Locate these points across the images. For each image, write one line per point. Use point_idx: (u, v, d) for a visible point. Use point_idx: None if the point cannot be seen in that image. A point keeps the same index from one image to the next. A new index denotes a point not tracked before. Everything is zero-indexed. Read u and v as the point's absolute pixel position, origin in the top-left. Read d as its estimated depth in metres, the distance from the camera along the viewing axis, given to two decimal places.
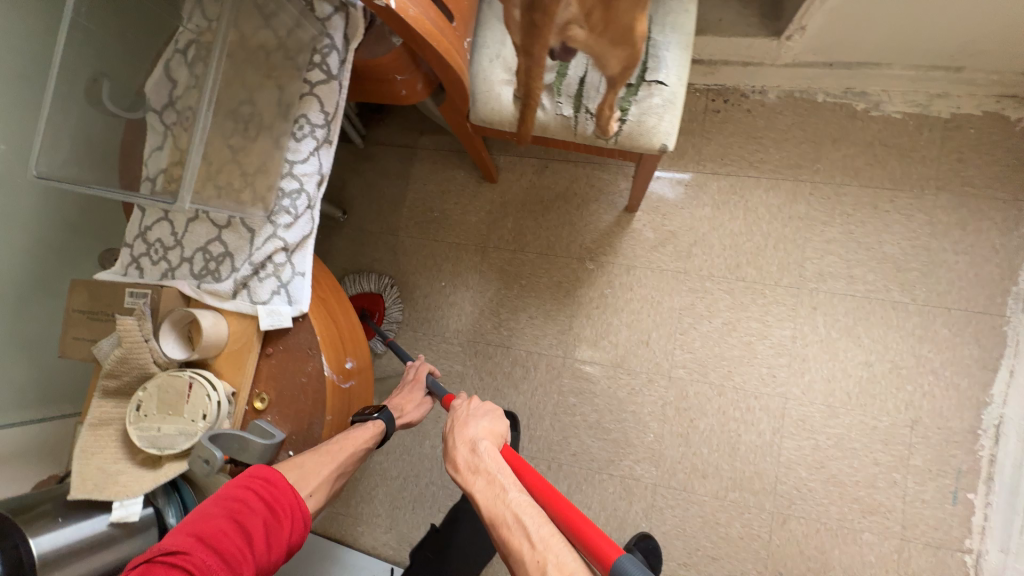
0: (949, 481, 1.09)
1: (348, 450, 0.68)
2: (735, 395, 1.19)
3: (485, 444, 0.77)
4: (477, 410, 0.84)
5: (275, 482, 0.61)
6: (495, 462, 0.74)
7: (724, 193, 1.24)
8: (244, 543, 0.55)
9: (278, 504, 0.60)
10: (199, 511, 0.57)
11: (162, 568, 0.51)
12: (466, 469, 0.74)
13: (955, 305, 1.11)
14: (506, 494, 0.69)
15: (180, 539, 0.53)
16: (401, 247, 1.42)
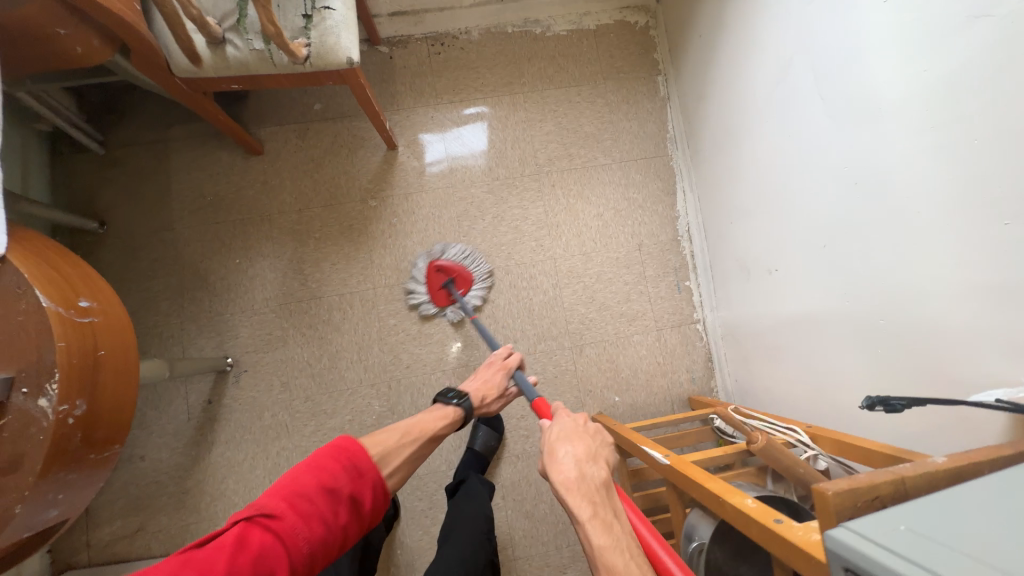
0: (672, 278, 1.49)
1: (427, 433, 0.89)
2: (519, 269, 1.44)
3: (595, 475, 0.71)
4: (579, 432, 0.79)
5: (357, 454, 0.72)
6: (614, 502, 0.68)
7: (464, 116, 1.50)
8: (331, 508, 0.66)
9: (360, 475, 0.71)
10: (293, 476, 0.67)
11: (260, 526, 0.60)
12: (576, 494, 0.68)
13: (638, 156, 1.53)
14: (625, 544, 0.62)
15: (275, 503, 0.63)
16: (181, 239, 1.38)
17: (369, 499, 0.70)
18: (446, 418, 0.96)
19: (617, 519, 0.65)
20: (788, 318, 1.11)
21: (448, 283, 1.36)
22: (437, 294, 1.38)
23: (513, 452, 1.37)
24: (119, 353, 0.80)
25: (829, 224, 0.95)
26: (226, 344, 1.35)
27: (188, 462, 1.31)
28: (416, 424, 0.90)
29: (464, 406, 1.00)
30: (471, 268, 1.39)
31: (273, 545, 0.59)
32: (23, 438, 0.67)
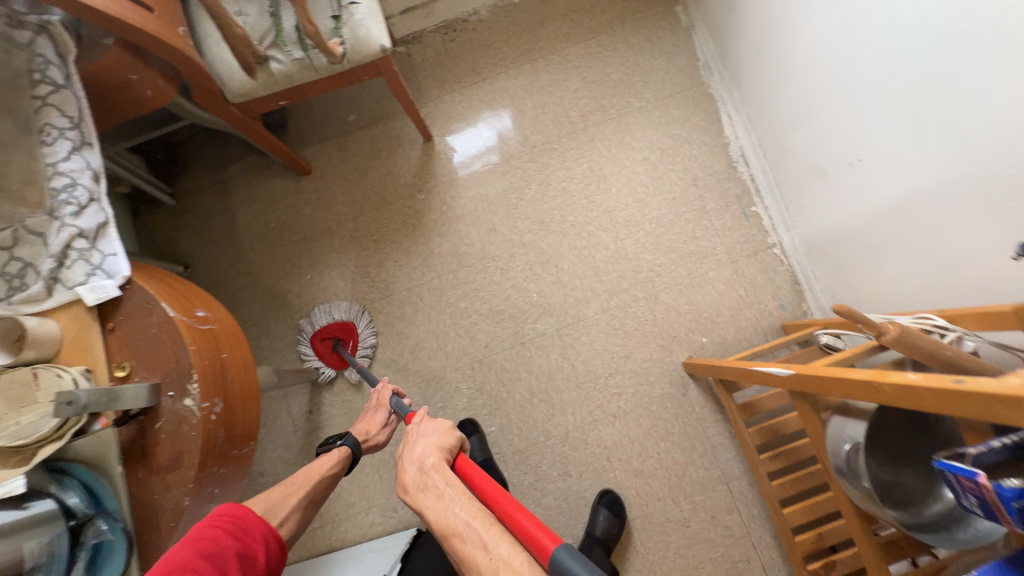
0: (737, 206, 1.42)
1: (317, 476, 0.91)
2: (576, 229, 1.42)
3: (428, 458, 0.75)
4: (426, 428, 0.82)
5: (241, 518, 0.70)
6: (444, 473, 0.72)
7: (489, 93, 1.51)
8: (218, 571, 0.63)
9: (247, 535, 0.69)
10: (163, 560, 0.62)
11: None
12: (410, 487, 0.72)
13: (673, 91, 1.48)
14: (451, 502, 0.66)
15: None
16: (257, 267, 1.47)
17: (262, 558, 0.69)
18: (332, 461, 0.96)
19: (451, 488, 0.69)
20: (886, 207, 1.00)
21: (334, 344, 1.37)
22: (330, 357, 1.39)
23: (609, 411, 1.33)
24: (238, 356, 0.84)
25: (913, 87, 0.86)
26: (314, 356, 1.42)
27: (301, 472, 1.36)
28: (301, 474, 0.92)
29: (347, 442, 0.99)
30: (348, 317, 1.40)
31: None
32: (179, 437, 0.71)
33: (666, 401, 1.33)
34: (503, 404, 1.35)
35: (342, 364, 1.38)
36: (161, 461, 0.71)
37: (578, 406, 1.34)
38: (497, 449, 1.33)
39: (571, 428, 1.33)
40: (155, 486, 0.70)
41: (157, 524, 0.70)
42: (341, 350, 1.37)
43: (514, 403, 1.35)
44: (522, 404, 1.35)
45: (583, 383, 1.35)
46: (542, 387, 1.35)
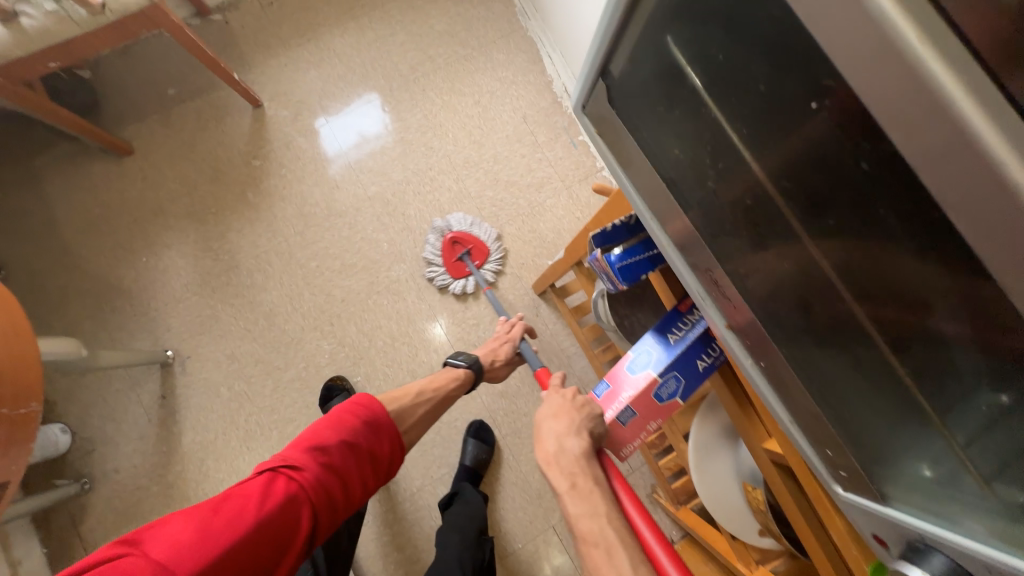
0: (565, 136, 1.52)
1: (443, 393, 1.00)
2: (418, 176, 1.47)
3: (578, 451, 0.57)
4: (566, 403, 0.63)
5: (367, 407, 0.87)
6: (599, 474, 0.55)
7: (316, 53, 1.51)
8: (349, 459, 0.81)
9: (376, 429, 0.86)
10: (313, 431, 0.82)
11: (284, 476, 0.76)
12: (557, 467, 0.57)
13: (494, 37, 1.56)
14: (602, 514, 0.51)
15: (298, 454, 0.78)
16: (84, 258, 1.38)
17: (383, 456, 0.86)
18: (452, 378, 1.04)
19: (601, 489, 0.54)
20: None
21: (461, 254, 1.36)
22: (453, 265, 1.38)
23: (470, 342, 1.39)
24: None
25: None
26: (161, 339, 1.35)
27: (162, 460, 1.30)
28: (431, 384, 1.01)
29: (475, 366, 1.06)
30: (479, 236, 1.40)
31: (295, 490, 0.75)
32: None
33: (523, 323, 1.41)
34: (366, 353, 1.37)
35: (460, 275, 1.38)
36: None
37: (441, 342, 1.39)
38: None
39: (436, 364, 1.38)
40: None
41: None
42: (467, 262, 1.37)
43: (378, 351, 1.37)
44: (386, 349, 1.37)
45: (443, 320, 1.40)
46: (403, 330, 1.39)
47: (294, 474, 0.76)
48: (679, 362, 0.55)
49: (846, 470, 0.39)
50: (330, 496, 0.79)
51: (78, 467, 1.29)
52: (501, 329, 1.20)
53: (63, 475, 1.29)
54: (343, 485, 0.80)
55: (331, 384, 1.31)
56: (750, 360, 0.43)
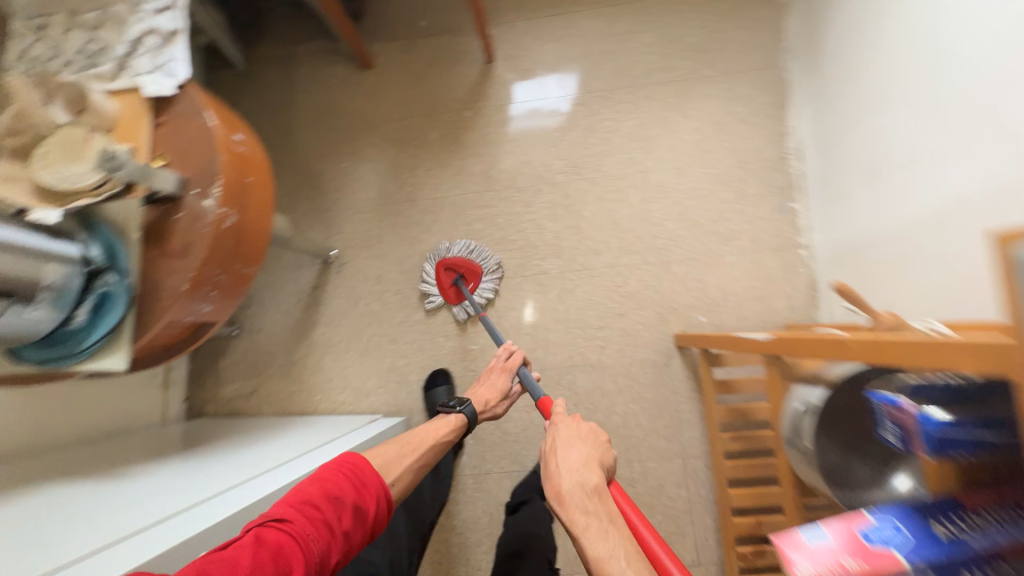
0: (776, 198, 1.37)
1: (433, 440, 0.99)
2: (607, 181, 1.42)
3: (595, 483, 0.76)
4: (583, 437, 0.86)
5: (359, 468, 0.82)
6: (609, 506, 0.72)
7: (561, 28, 1.49)
8: (338, 513, 0.74)
9: (364, 487, 0.79)
10: (298, 489, 0.75)
11: (274, 530, 0.67)
12: (570, 502, 0.74)
13: (745, 68, 1.42)
14: (613, 535, 0.67)
15: (286, 508, 0.71)
16: (301, 144, 1.55)
17: (373, 510, 0.78)
18: (447, 427, 1.04)
19: (613, 527, 0.68)
20: (928, 218, 0.90)
21: (456, 279, 1.37)
22: (448, 290, 1.39)
23: (589, 361, 1.35)
24: (260, 187, 0.90)
25: (965, 85, 0.79)
26: (332, 237, 1.49)
27: (294, 338, 1.46)
28: (419, 433, 1.00)
29: (468, 410, 1.08)
30: (477, 260, 1.38)
31: (291, 544, 0.66)
32: (192, 230, 0.78)
33: (648, 367, 1.33)
34: (491, 327, 1.39)
35: (458, 300, 1.38)
36: (173, 247, 0.78)
37: (562, 348, 1.37)
38: (473, 366, 1.38)
39: (550, 366, 1.36)
40: (162, 267, 0.77)
41: (156, 300, 0.77)
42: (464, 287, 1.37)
43: (502, 329, 1.39)
44: (510, 332, 1.38)
45: (572, 329, 1.37)
46: (533, 321, 1.39)
47: (285, 527, 0.68)
48: (949, 563, 0.45)
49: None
50: (325, 560, 0.69)
51: (234, 313, 1.50)
52: (497, 358, 1.23)
53: None
54: (334, 551, 0.71)
55: (439, 371, 1.37)
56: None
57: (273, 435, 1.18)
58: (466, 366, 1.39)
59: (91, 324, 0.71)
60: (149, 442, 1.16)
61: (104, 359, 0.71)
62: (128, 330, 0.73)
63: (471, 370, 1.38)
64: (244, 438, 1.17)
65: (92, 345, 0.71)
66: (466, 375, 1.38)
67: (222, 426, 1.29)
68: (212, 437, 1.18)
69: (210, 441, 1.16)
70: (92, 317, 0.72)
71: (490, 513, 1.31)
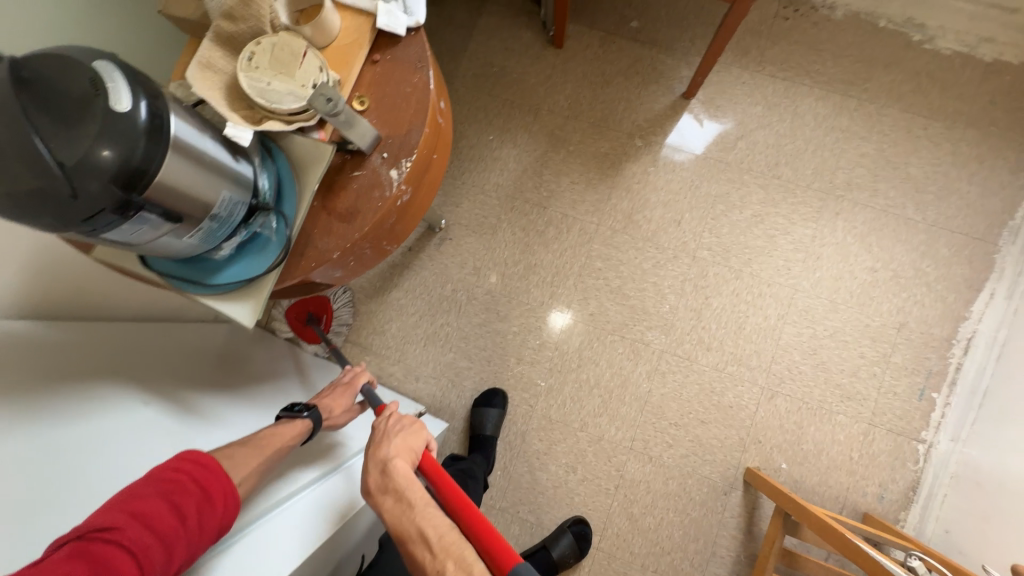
0: (920, 380, 1.22)
1: (280, 442, 0.78)
2: (751, 281, 1.27)
3: (400, 473, 0.68)
4: (392, 425, 0.76)
5: (205, 466, 0.66)
6: (404, 480, 0.68)
7: (777, 95, 1.30)
8: (178, 516, 0.60)
9: (211, 485, 0.65)
10: (127, 491, 0.60)
11: (96, 545, 0.53)
12: (376, 492, 0.68)
13: (958, 230, 1.23)
14: (415, 515, 0.64)
15: (116, 515, 0.56)
16: (454, 95, 1.41)
17: (222, 510, 0.65)
18: (288, 432, 0.81)
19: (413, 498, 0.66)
20: None
21: (306, 319, 1.24)
22: (306, 333, 1.26)
23: (648, 452, 1.25)
24: (439, 165, 0.79)
25: None
26: (446, 207, 1.38)
27: (369, 289, 1.37)
28: (270, 433, 0.80)
29: (312, 418, 0.84)
30: (325, 293, 1.28)
31: (115, 559, 0.53)
32: (365, 197, 0.68)
33: (705, 487, 1.24)
34: (566, 371, 1.29)
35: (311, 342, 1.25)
36: (339, 207, 0.68)
37: (627, 426, 1.27)
38: (532, 401, 1.29)
39: (607, 437, 1.27)
40: (319, 223, 0.68)
41: (301, 256, 0.68)
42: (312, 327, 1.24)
43: (576, 378, 1.29)
44: (583, 385, 1.28)
45: (646, 412, 1.27)
46: (611, 386, 1.28)
47: (109, 539, 0.54)
48: None
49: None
50: (165, 573, 0.57)
51: None
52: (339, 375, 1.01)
53: None
54: (175, 561, 0.58)
55: (498, 391, 1.29)
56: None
57: (312, 393, 1.05)
58: (525, 397, 1.30)
59: (232, 262, 0.63)
60: (180, 338, 1.03)
61: (231, 303, 0.63)
62: (266, 284, 0.64)
63: (527, 404, 1.29)
64: (276, 381, 1.04)
65: (225, 284, 0.63)
66: (520, 407, 1.30)
67: (274, 343, 1.26)
68: (271, 360, 1.14)
69: (239, 372, 1.01)
70: (235, 254, 0.63)
71: None
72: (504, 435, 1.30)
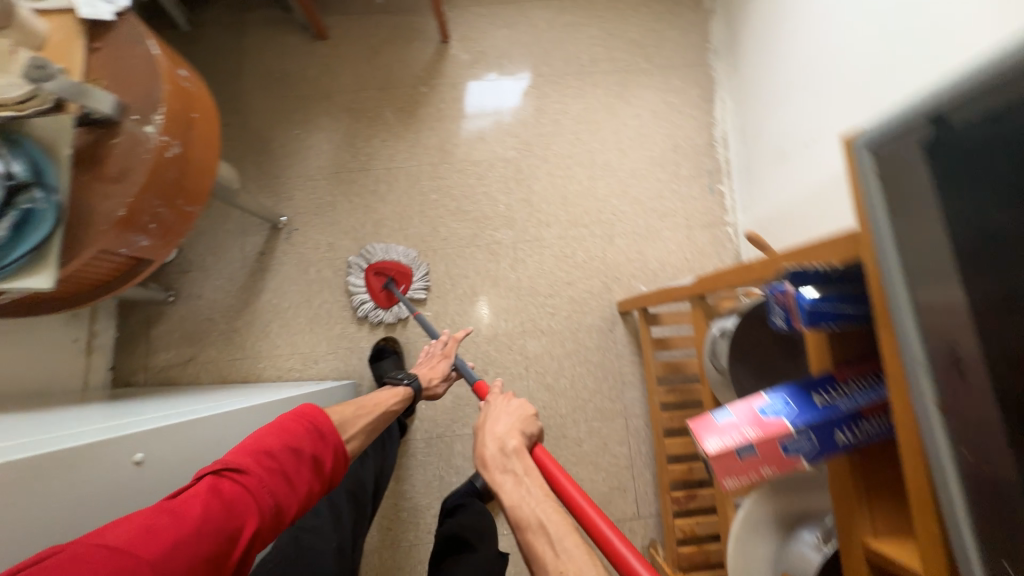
0: (706, 181, 1.52)
1: (383, 408, 0.94)
2: (556, 159, 1.51)
3: (520, 457, 0.75)
4: (509, 409, 0.86)
5: (317, 419, 0.77)
6: (525, 461, 0.74)
7: (512, 16, 1.58)
8: (294, 465, 0.70)
9: (323, 439, 0.75)
10: (256, 438, 0.70)
11: (228, 481, 0.62)
12: (491, 466, 0.75)
13: (680, 64, 1.57)
14: (532, 490, 0.68)
15: (242, 458, 0.66)
16: (250, 109, 1.51)
17: (331, 462, 0.75)
18: (393, 397, 0.99)
19: (529, 477, 0.71)
20: (833, 180, 1.01)
21: (388, 283, 1.37)
22: (380, 294, 1.38)
23: (539, 327, 1.41)
24: (206, 125, 0.89)
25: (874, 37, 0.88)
26: (281, 204, 1.46)
27: (237, 305, 1.40)
28: (371, 399, 0.95)
29: (414, 384, 1.05)
30: (403, 261, 1.40)
31: (242, 496, 0.62)
32: (131, 156, 0.76)
33: (595, 332, 1.42)
34: (444, 294, 1.42)
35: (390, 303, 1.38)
36: (108, 172, 0.75)
37: (514, 315, 1.42)
38: (427, 332, 1.40)
39: (500, 331, 1.40)
40: (95, 191, 0.75)
41: (89, 224, 0.74)
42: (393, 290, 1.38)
43: (455, 296, 1.42)
44: (463, 298, 1.42)
45: (524, 296, 1.43)
46: (484, 289, 1.43)
47: (239, 478, 0.63)
48: (823, 423, 0.53)
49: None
50: (279, 512, 0.66)
51: (170, 279, 1.41)
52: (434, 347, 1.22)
53: (155, 281, 1.41)
54: (289, 506, 0.67)
55: (387, 339, 1.37)
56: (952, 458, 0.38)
57: (213, 394, 1.12)
58: (419, 332, 1.40)
59: (11, 241, 0.67)
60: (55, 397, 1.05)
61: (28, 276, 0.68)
62: (56, 248, 0.70)
63: (423, 336, 1.40)
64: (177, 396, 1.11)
65: (13, 262, 0.68)
66: (418, 342, 1.39)
67: (164, 388, 1.27)
68: (166, 392, 1.19)
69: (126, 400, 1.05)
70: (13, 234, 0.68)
71: (440, 476, 1.33)
72: None
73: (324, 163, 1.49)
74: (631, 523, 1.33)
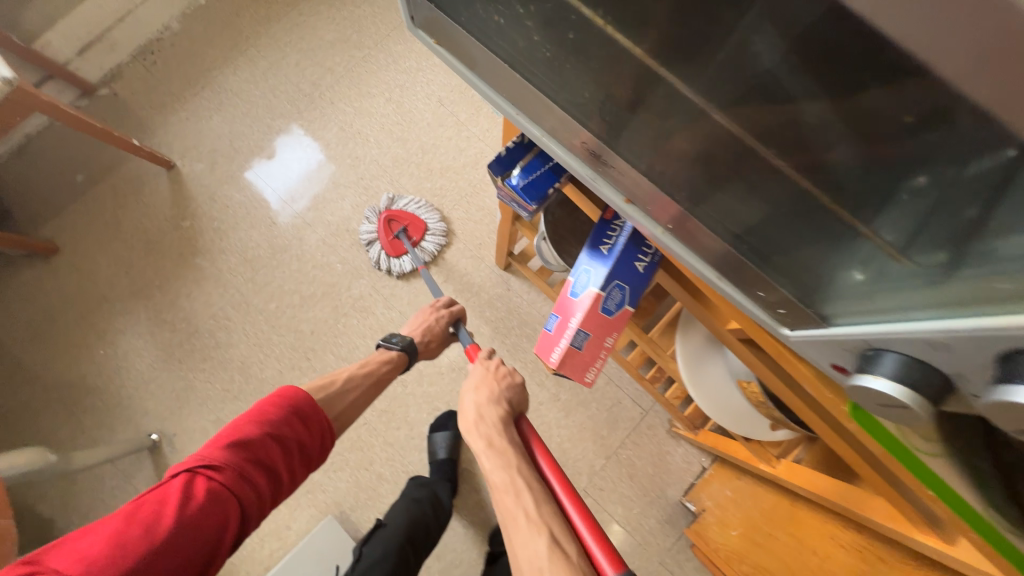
0: (489, 108, 1.48)
1: (376, 378, 0.96)
2: (351, 190, 1.43)
3: (501, 431, 0.73)
4: (491, 379, 0.83)
5: (291, 398, 0.80)
6: (511, 435, 0.73)
7: (213, 98, 1.45)
8: (267, 450, 0.73)
9: (295, 415, 0.78)
10: (233, 426, 0.73)
11: (200, 474, 0.67)
12: (475, 430, 0.74)
13: (389, 30, 1.49)
14: (513, 465, 0.66)
15: (215, 452, 0.70)
16: (40, 367, 1.33)
17: (312, 441, 0.79)
18: (383, 362, 0.99)
19: (510, 447, 0.70)
20: None
21: (399, 229, 1.35)
22: (392, 242, 1.36)
23: None
24: None
25: None
26: (142, 425, 1.31)
27: None
28: (360, 370, 0.95)
29: (409, 348, 1.01)
30: (419, 214, 1.38)
31: (218, 491, 0.67)
32: None
33: (500, 302, 1.37)
34: None
35: (395, 249, 1.35)
36: None
37: None
38: (363, 419, 1.32)
39: (423, 366, 1.34)
40: None
41: None
42: (402, 237, 1.35)
43: None
44: None
45: None
46: None
47: (215, 475, 0.68)
48: (617, 268, 0.53)
49: (783, 306, 0.46)
50: (262, 494, 0.72)
51: None
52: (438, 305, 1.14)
53: None
54: (274, 486, 0.73)
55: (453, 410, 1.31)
56: (661, 230, 0.51)
57: None
58: (356, 425, 1.32)
59: None
60: None
61: None
62: None
63: (364, 425, 1.32)
64: None
65: None
66: (363, 433, 1.31)
67: None
68: None
69: None
70: None
71: (469, 523, 1.28)
72: (380, 460, 1.30)
73: (152, 358, 1.34)
74: (645, 422, 1.34)
